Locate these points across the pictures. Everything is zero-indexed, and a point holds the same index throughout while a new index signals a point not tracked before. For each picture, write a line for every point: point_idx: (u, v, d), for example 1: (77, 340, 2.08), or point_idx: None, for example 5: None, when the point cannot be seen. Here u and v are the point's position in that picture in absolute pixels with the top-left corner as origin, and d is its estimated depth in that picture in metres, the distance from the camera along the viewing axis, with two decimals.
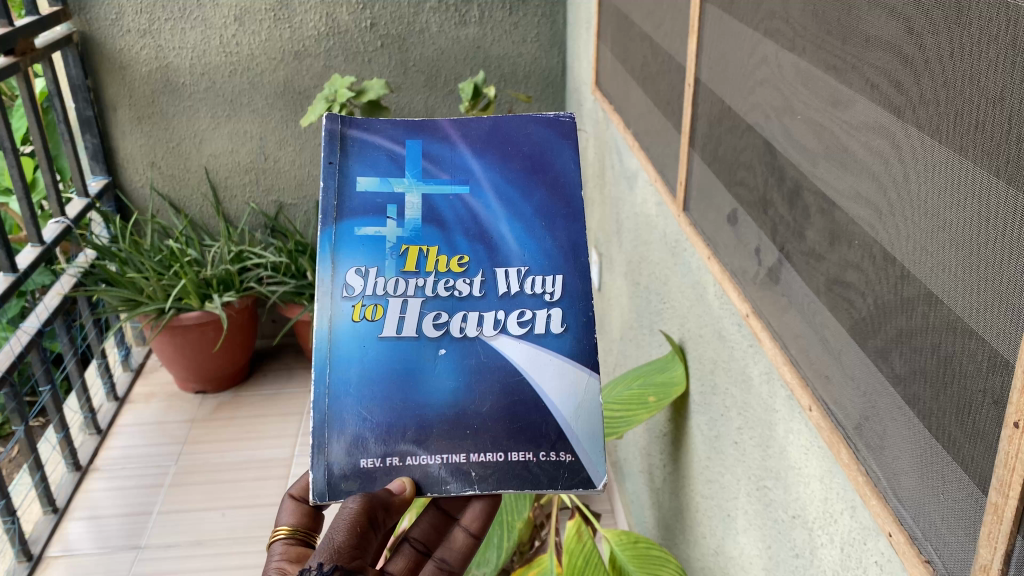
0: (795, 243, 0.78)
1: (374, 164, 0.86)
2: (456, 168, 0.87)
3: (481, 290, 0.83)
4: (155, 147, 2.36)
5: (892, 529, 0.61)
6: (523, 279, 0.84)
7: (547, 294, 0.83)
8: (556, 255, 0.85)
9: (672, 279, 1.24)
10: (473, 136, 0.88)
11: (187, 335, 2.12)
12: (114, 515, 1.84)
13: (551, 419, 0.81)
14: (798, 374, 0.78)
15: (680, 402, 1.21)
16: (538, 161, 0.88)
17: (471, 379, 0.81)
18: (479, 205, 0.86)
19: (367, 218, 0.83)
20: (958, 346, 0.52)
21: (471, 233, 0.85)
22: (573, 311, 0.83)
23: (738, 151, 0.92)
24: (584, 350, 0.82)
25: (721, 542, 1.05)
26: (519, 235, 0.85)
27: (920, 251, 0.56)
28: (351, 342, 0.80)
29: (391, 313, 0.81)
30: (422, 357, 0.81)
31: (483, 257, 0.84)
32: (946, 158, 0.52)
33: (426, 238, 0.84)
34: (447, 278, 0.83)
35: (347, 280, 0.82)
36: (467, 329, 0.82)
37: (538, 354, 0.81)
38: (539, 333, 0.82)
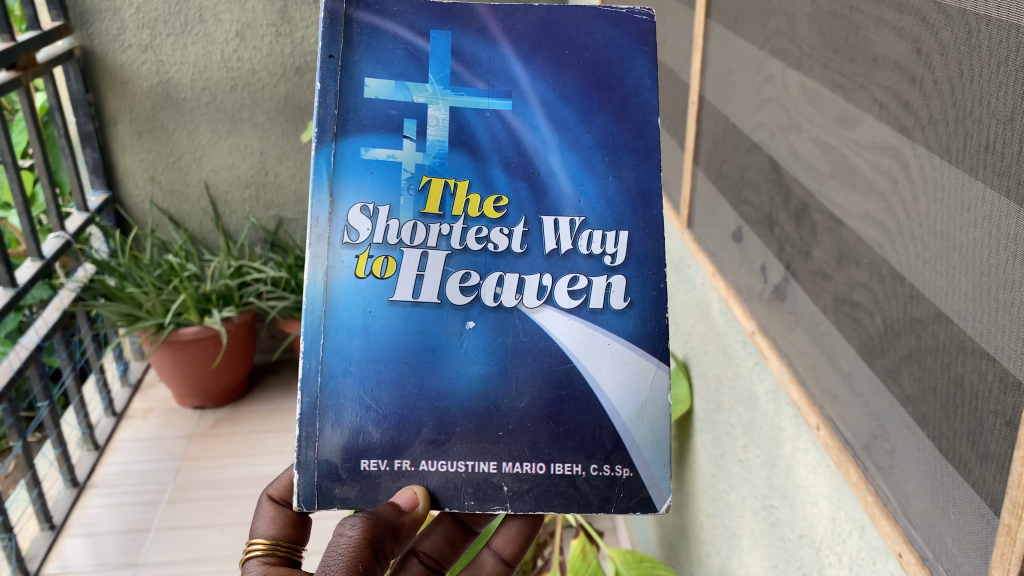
0: (802, 262, 0.78)
1: (389, 62, 0.68)
2: (495, 74, 0.69)
3: (522, 246, 0.68)
4: (155, 161, 2.36)
5: (902, 550, 0.60)
6: (577, 233, 0.69)
7: (607, 257, 0.69)
8: (619, 202, 0.69)
9: (676, 296, 1.24)
10: (521, 32, 0.69)
11: (186, 351, 2.11)
12: (112, 532, 1.83)
13: (607, 424, 0.68)
14: (804, 393, 0.77)
15: (684, 420, 1.21)
16: (602, 71, 0.70)
17: (507, 361, 0.68)
18: (523, 125, 0.69)
19: (377, 137, 0.68)
20: (968, 366, 0.52)
21: (511, 166, 0.69)
22: (639, 280, 0.69)
23: (743, 169, 0.92)
24: (649, 333, 0.69)
25: (726, 560, 1.04)
26: (573, 170, 0.69)
27: (931, 271, 0.56)
28: (353, 305, 0.67)
29: (406, 269, 0.67)
30: (445, 332, 0.67)
31: (525, 200, 0.68)
32: (957, 180, 0.52)
33: (452, 168, 0.68)
34: (479, 225, 0.68)
35: (350, 221, 0.67)
36: (503, 297, 0.68)
37: (593, 335, 0.68)
38: (595, 309, 0.68)
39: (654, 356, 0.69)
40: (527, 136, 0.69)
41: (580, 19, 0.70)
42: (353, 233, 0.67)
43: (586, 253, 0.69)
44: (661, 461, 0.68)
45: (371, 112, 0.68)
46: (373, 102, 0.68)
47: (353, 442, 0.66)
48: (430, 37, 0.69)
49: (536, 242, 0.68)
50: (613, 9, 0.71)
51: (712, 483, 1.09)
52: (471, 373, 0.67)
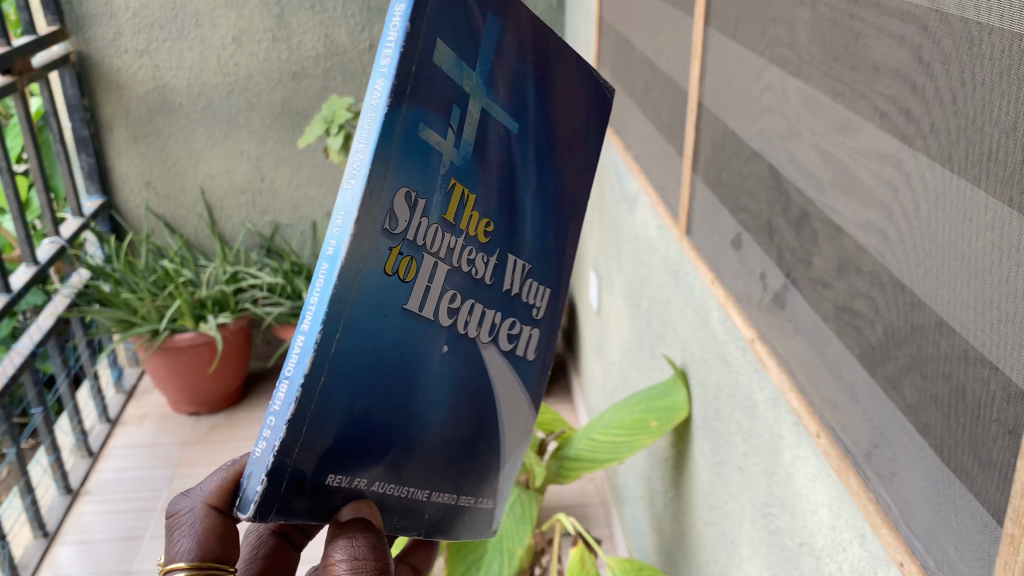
0: (802, 270, 0.77)
1: (458, 19, 0.44)
2: (516, 83, 0.52)
3: (492, 276, 0.53)
4: (150, 166, 2.35)
5: (903, 559, 0.60)
6: (525, 277, 0.57)
7: (535, 308, 0.60)
8: (554, 257, 0.61)
9: (673, 303, 1.24)
10: (544, 47, 0.54)
11: (181, 357, 2.11)
12: (105, 539, 1.82)
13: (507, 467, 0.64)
14: (805, 402, 0.77)
15: (683, 428, 1.21)
16: (571, 112, 0.59)
17: (462, 394, 0.53)
18: (523, 143, 0.53)
19: (434, 106, 0.43)
20: (970, 374, 0.52)
21: (505, 181, 0.53)
22: (544, 334, 0.62)
23: (743, 177, 0.92)
24: (537, 381, 0.63)
25: (725, 568, 1.04)
26: (538, 207, 0.57)
27: (932, 279, 0.56)
28: (370, 310, 0.43)
29: (421, 278, 0.46)
30: (431, 357, 0.49)
31: (505, 229, 0.54)
32: (959, 189, 0.52)
33: (470, 174, 0.49)
34: (471, 246, 0.50)
35: (394, 204, 0.42)
36: (470, 328, 0.52)
37: (516, 381, 0.59)
38: (518, 356, 0.59)
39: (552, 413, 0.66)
40: (519, 152, 0.53)
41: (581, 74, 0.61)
42: (397, 221, 0.42)
43: (537, 310, 0.61)
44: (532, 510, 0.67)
45: (445, 81, 0.44)
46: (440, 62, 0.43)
47: (329, 458, 0.45)
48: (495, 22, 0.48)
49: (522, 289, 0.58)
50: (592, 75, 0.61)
51: (710, 492, 1.09)
52: (439, 415, 0.52)
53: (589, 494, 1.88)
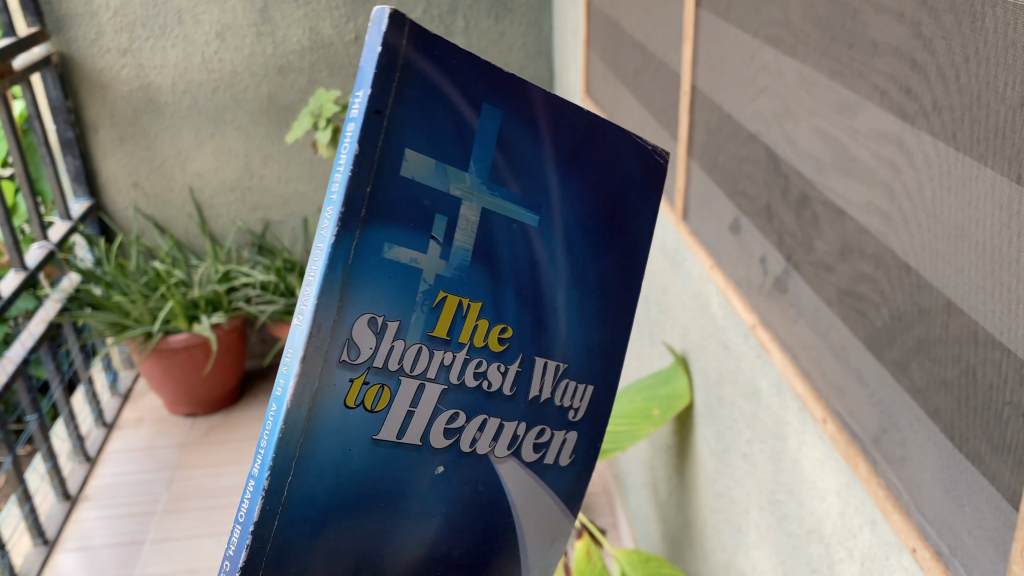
0: (803, 254, 0.76)
1: (437, 136, 0.52)
2: (529, 179, 0.59)
3: (511, 389, 0.64)
4: (138, 167, 2.33)
5: (916, 545, 0.59)
6: (557, 380, 0.67)
7: (571, 412, 0.70)
8: (592, 355, 0.69)
9: (672, 288, 1.23)
10: (565, 135, 0.60)
11: (176, 358, 2.09)
12: (105, 545, 1.81)
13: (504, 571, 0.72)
14: (809, 386, 0.77)
15: (685, 415, 1.21)
16: (614, 210, 0.66)
17: (458, 506, 0.65)
18: (541, 247, 0.61)
19: (403, 234, 0.52)
20: (981, 357, 0.51)
21: (523, 294, 0.61)
22: (584, 436, 0.72)
23: (740, 160, 0.91)
24: (575, 492, 0.75)
25: (732, 557, 1.03)
26: (570, 314, 0.66)
27: (939, 259, 0.54)
28: (332, 428, 0.54)
29: (398, 398, 0.57)
30: (418, 478, 0.61)
31: (525, 336, 0.63)
32: (964, 166, 0.51)
33: (468, 286, 0.57)
34: (479, 355, 0.61)
35: (353, 334, 0.53)
36: (478, 443, 0.64)
37: (538, 489, 0.71)
38: (546, 463, 0.70)
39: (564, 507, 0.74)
40: (541, 260, 0.62)
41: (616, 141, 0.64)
42: (353, 351, 0.53)
43: (559, 406, 0.68)
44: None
45: (425, 190, 0.53)
46: (409, 184, 0.52)
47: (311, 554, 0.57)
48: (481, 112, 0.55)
49: (522, 388, 0.64)
50: (639, 141, 0.66)
51: (715, 479, 1.08)
52: (422, 522, 0.63)
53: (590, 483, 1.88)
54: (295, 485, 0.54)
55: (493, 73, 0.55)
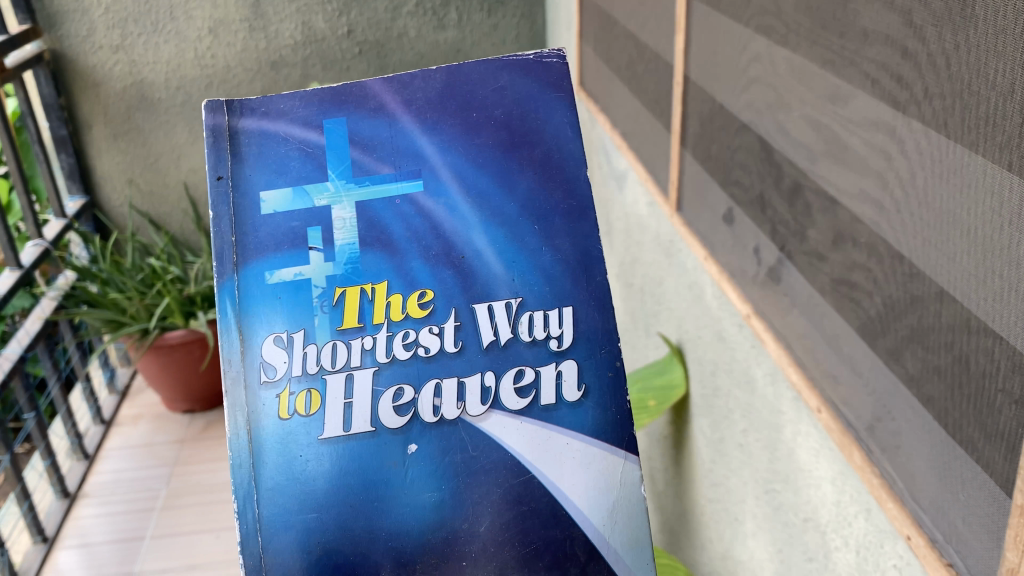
0: (796, 243, 0.77)
1: (284, 169, 0.84)
2: (403, 156, 0.84)
3: (456, 344, 0.82)
4: (132, 164, 2.32)
5: (910, 533, 0.59)
6: (517, 314, 0.82)
7: (553, 343, 0.82)
8: (555, 272, 0.83)
9: (667, 279, 1.23)
10: (424, 106, 0.85)
11: (172, 354, 2.09)
12: (105, 542, 1.81)
13: (578, 534, 0.80)
14: (803, 374, 0.77)
15: (681, 405, 1.21)
16: (516, 126, 0.85)
17: (455, 482, 0.80)
18: (438, 206, 0.84)
19: (277, 257, 0.82)
20: (974, 344, 0.50)
21: (432, 252, 0.83)
22: (590, 362, 0.82)
23: (732, 150, 0.91)
24: (605, 423, 0.81)
25: (729, 546, 1.03)
26: (499, 242, 0.83)
27: (931, 246, 0.54)
28: (281, 438, 0.80)
29: (331, 397, 0.81)
30: (389, 464, 0.80)
31: (452, 292, 0.83)
32: (956, 154, 0.51)
33: (364, 270, 0.82)
34: (406, 323, 0.82)
35: (265, 356, 0.81)
36: (442, 409, 0.81)
37: (549, 436, 0.81)
38: (547, 406, 0.81)
39: (620, 448, 0.81)
40: (446, 218, 0.84)
41: (482, 74, 0.86)
42: (269, 371, 0.81)
43: (529, 341, 0.82)
44: (641, 561, 0.80)
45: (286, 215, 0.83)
46: (273, 216, 0.83)
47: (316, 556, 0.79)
48: (323, 128, 0.85)
49: (467, 339, 0.82)
50: (521, 60, 0.86)
51: (710, 469, 1.09)
52: (420, 496, 0.80)
53: None
54: (261, 501, 0.79)
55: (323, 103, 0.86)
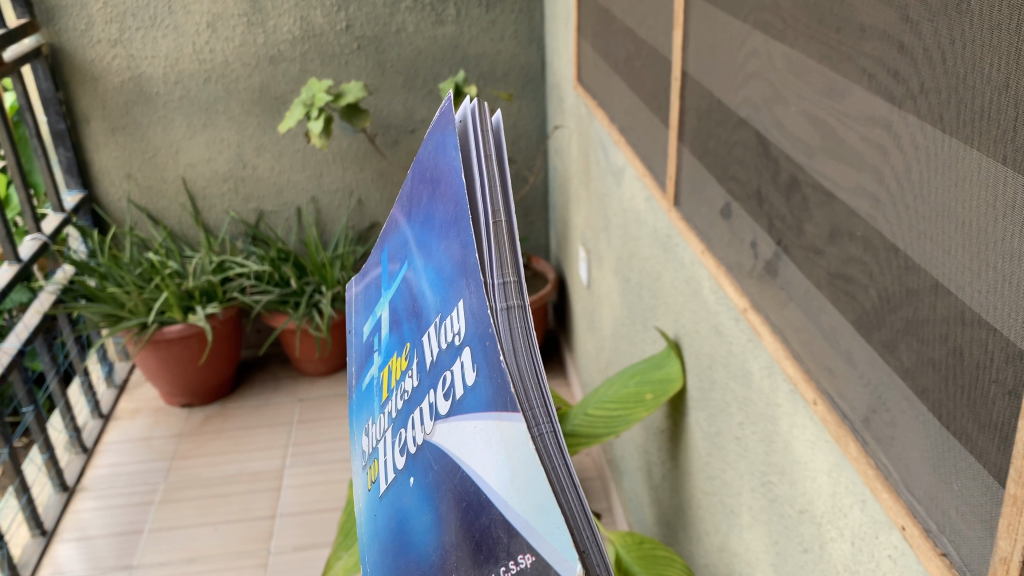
0: (793, 237, 0.77)
1: (370, 300, 0.81)
2: (400, 254, 0.72)
3: (417, 378, 0.63)
4: (130, 158, 2.32)
5: (905, 522, 0.59)
6: (438, 334, 0.59)
7: (456, 338, 0.56)
8: (453, 277, 0.58)
9: (665, 274, 1.23)
10: (406, 201, 0.72)
11: (171, 349, 2.10)
12: (103, 535, 1.81)
13: (500, 534, 0.49)
14: (800, 368, 0.77)
15: (677, 400, 1.22)
16: (427, 176, 0.67)
17: (438, 498, 0.56)
18: (411, 274, 0.67)
19: (368, 364, 0.78)
20: (968, 336, 0.51)
21: (411, 311, 0.67)
22: (478, 342, 0.53)
23: (730, 145, 0.91)
24: (496, 387, 0.50)
25: (725, 539, 1.04)
26: (432, 280, 0.62)
27: (927, 239, 0.55)
28: (369, 509, 0.69)
29: (382, 461, 0.68)
30: (404, 495, 0.62)
31: (416, 333, 0.65)
32: (951, 148, 0.51)
33: (391, 345, 0.71)
34: (404, 380, 0.66)
35: (364, 446, 0.75)
36: (416, 437, 0.61)
37: (463, 425, 0.54)
38: (459, 400, 0.55)
39: (507, 401, 0.49)
40: (415, 282, 0.66)
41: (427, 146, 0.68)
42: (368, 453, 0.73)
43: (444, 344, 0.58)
44: (554, 524, 0.45)
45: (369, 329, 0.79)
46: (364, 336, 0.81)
47: None
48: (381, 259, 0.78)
49: (421, 366, 0.62)
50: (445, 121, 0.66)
51: (708, 462, 1.09)
52: (425, 519, 0.58)
53: (586, 468, 1.91)
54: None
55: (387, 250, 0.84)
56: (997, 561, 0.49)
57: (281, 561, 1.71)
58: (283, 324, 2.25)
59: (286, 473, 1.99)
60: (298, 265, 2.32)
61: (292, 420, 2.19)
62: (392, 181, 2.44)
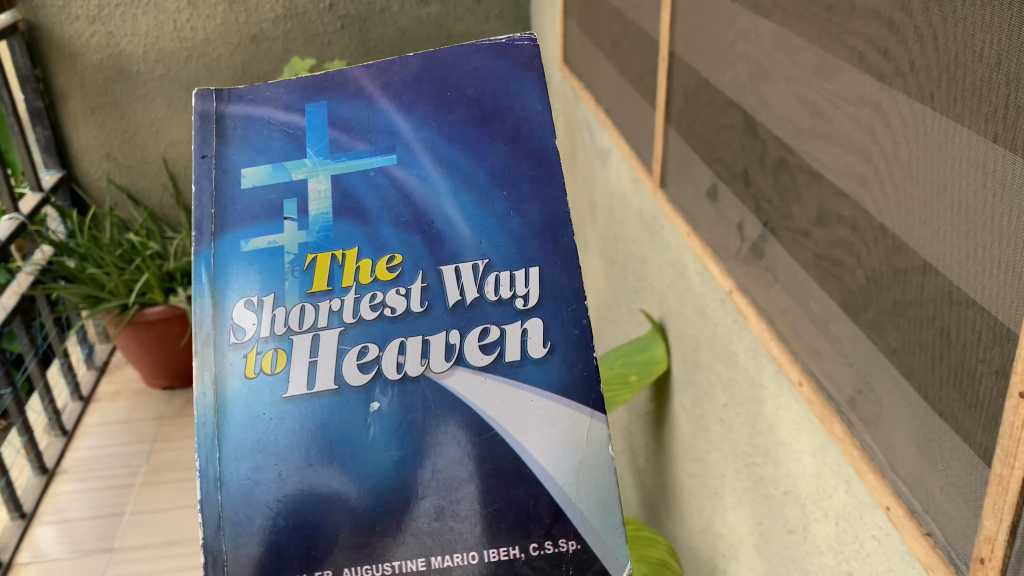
0: (779, 219, 0.77)
1: (266, 148, 0.81)
2: (377, 133, 0.80)
3: (422, 304, 0.75)
4: (110, 138, 2.29)
5: (889, 503, 0.59)
6: (483, 275, 0.76)
7: (520, 301, 0.75)
8: (522, 239, 0.77)
9: (650, 256, 1.23)
10: (399, 87, 0.81)
11: (152, 331, 2.07)
12: (84, 518, 1.80)
13: (542, 494, 0.72)
14: (785, 349, 0.77)
15: (662, 381, 1.21)
16: (489, 107, 0.80)
17: (417, 443, 0.73)
18: (410, 177, 0.79)
19: (257, 227, 0.78)
20: (956, 316, 0.51)
21: (401, 221, 0.78)
22: (559, 323, 0.75)
23: (717, 127, 0.91)
24: (576, 377, 0.74)
25: (709, 520, 1.04)
26: (469, 213, 0.78)
27: (915, 219, 0.54)
28: (246, 403, 0.74)
29: (297, 357, 0.75)
30: (353, 422, 0.73)
31: (420, 254, 0.77)
32: (942, 126, 0.51)
33: (336, 241, 0.78)
34: (374, 288, 0.76)
35: (235, 319, 0.76)
36: (407, 368, 0.74)
37: (517, 393, 0.73)
38: (512, 361, 0.74)
39: (586, 406, 0.73)
40: (416, 187, 0.79)
41: (457, 58, 0.82)
42: (239, 332, 0.76)
43: (495, 300, 0.75)
44: (609, 524, 0.71)
45: (261, 184, 0.80)
46: (251, 190, 0.80)
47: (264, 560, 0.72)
48: (303, 112, 0.82)
49: (434, 300, 0.76)
50: (493, 43, 0.82)
51: (692, 444, 1.09)
52: (380, 455, 0.72)
53: None
54: (224, 458, 0.73)
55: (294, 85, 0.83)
56: (982, 540, 0.49)
57: None
58: None
59: None
60: None
61: None
62: None
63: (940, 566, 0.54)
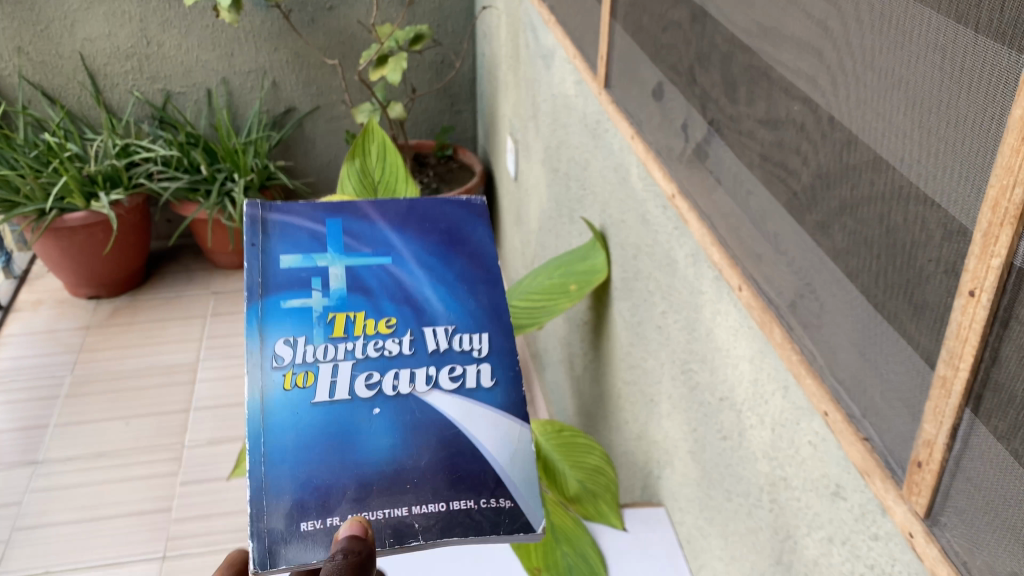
0: (725, 117, 0.73)
1: (296, 242, 0.92)
2: (377, 243, 0.94)
3: (410, 348, 0.86)
4: (20, 30, 2.12)
5: (828, 408, 0.58)
6: (450, 337, 0.88)
7: (475, 351, 0.87)
8: (478, 316, 0.91)
9: (592, 162, 1.19)
10: (391, 212, 0.98)
11: (74, 238, 1.99)
12: (6, 430, 1.73)
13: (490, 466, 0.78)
14: (726, 255, 0.75)
15: (601, 291, 1.19)
16: (455, 234, 0.98)
17: (406, 432, 0.79)
18: (403, 274, 0.92)
19: (291, 292, 0.87)
20: (906, 213, 0.48)
21: (395, 297, 0.90)
22: (501, 366, 0.86)
23: (664, 21, 0.86)
24: (513, 403, 0.83)
25: (644, 428, 1.04)
26: (443, 299, 0.91)
27: (870, 112, 0.51)
28: (283, 410, 0.78)
29: (322, 378, 0.81)
30: (354, 417, 0.79)
31: (409, 318, 0.88)
32: (904, 7, 0.47)
33: (352, 305, 0.88)
34: (376, 341, 0.85)
35: (277, 351, 0.82)
36: (399, 387, 0.82)
37: (470, 407, 0.82)
38: (471, 388, 0.83)
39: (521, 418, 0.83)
40: (405, 279, 0.92)
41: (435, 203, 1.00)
42: (279, 359, 0.82)
43: (459, 350, 0.87)
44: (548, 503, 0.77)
45: (295, 266, 0.89)
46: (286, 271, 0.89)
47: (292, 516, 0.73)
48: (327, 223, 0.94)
49: (420, 347, 0.86)
50: (464, 197, 1.02)
51: (629, 353, 1.08)
52: (379, 441, 0.78)
53: None
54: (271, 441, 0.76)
55: (324, 206, 0.96)
56: (921, 444, 0.48)
57: (196, 455, 1.67)
58: (194, 214, 2.15)
59: (201, 367, 1.92)
60: (208, 151, 2.20)
61: (206, 312, 2.12)
62: (310, 64, 2.31)
63: (876, 472, 0.53)
